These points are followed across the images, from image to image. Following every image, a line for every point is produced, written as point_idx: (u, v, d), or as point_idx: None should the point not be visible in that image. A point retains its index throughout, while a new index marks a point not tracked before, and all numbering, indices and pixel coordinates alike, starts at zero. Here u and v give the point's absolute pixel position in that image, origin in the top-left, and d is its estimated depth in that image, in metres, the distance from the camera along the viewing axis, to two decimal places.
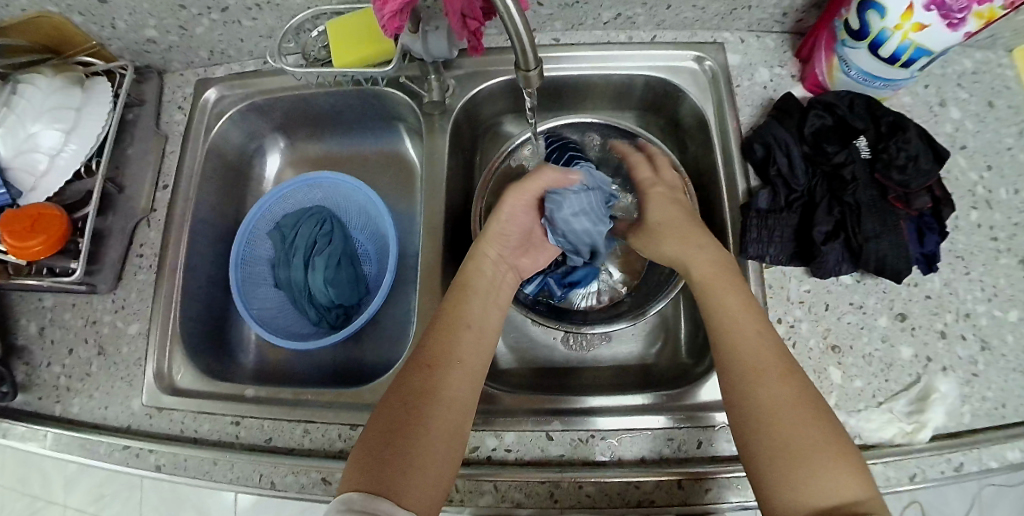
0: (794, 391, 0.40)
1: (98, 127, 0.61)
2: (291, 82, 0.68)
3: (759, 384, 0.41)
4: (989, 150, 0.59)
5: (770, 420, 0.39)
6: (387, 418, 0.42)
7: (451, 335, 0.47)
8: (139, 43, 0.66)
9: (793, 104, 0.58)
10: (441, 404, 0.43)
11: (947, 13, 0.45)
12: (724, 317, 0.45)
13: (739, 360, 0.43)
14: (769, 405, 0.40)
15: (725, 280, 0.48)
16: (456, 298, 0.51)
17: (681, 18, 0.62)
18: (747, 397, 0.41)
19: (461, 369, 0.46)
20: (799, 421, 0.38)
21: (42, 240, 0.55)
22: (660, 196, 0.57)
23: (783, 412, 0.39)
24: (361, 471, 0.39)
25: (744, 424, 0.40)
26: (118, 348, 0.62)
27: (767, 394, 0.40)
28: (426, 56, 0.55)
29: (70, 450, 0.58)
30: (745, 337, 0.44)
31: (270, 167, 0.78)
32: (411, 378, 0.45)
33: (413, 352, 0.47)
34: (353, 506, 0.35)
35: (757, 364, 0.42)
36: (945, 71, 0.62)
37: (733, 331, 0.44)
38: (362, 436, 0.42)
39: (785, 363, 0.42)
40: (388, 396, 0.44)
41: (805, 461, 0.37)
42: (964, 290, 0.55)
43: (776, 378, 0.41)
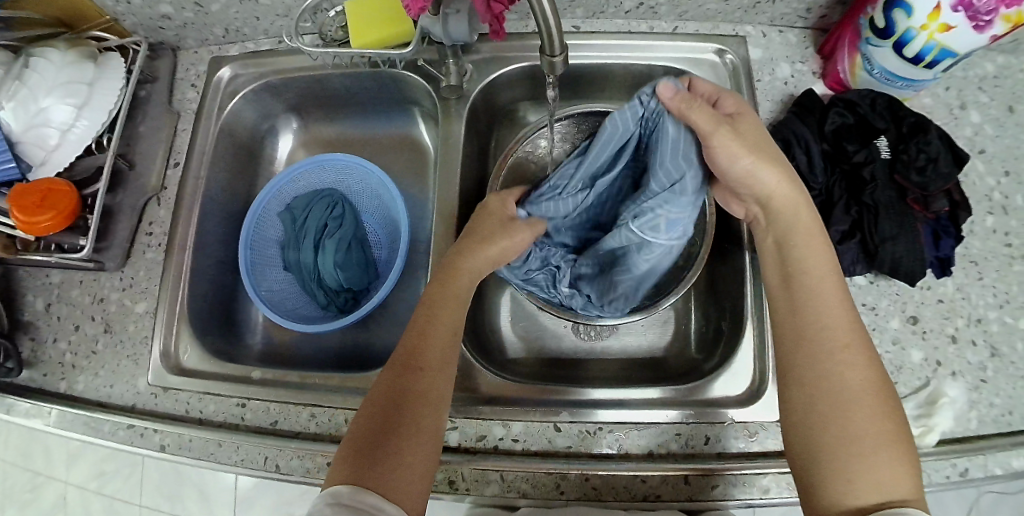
0: (874, 378, 0.39)
1: (110, 103, 0.60)
2: (307, 63, 0.68)
3: (843, 365, 0.39)
4: (1008, 156, 0.59)
5: (846, 402, 0.38)
6: (373, 415, 0.43)
7: (428, 330, 0.47)
8: (153, 18, 0.65)
9: (815, 100, 0.57)
10: (423, 399, 0.43)
11: (974, 15, 0.44)
12: (816, 287, 0.43)
13: (823, 335, 0.41)
14: (848, 389, 0.39)
15: (817, 245, 0.45)
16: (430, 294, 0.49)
17: (704, 9, 0.61)
18: (825, 374, 0.40)
19: (441, 362, 0.46)
20: (875, 411, 0.38)
21: (52, 216, 0.55)
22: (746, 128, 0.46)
23: (861, 397, 0.38)
24: (344, 468, 0.40)
25: (815, 399, 0.39)
26: (125, 326, 0.62)
27: (851, 377, 0.39)
28: (445, 39, 0.55)
29: (74, 427, 0.58)
30: (833, 312, 0.42)
31: (282, 148, 0.77)
32: (394, 375, 0.44)
33: (396, 350, 0.46)
34: (341, 501, 0.37)
35: (847, 342, 0.40)
36: (967, 73, 0.61)
37: (819, 303, 0.42)
38: (348, 431, 0.43)
39: (868, 348, 0.41)
40: (373, 392, 0.44)
41: (869, 450, 0.37)
42: (976, 296, 0.55)
43: (862, 360, 0.40)
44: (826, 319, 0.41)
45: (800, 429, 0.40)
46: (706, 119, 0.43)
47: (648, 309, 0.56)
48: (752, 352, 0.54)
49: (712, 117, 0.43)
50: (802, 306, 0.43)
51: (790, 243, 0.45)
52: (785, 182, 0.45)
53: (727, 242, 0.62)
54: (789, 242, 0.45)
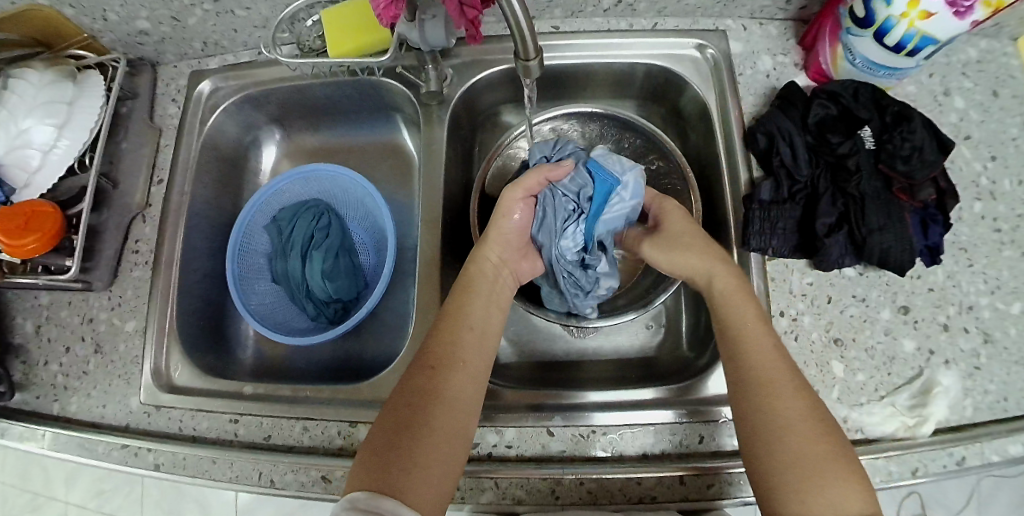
0: (811, 407, 0.40)
1: (91, 121, 0.60)
2: (287, 73, 0.67)
3: (777, 400, 0.41)
4: (994, 141, 0.58)
5: (785, 433, 0.39)
6: (394, 418, 0.43)
7: (453, 336, 0.47)
8: (131, 35, 0.65)
9: (796, 93, 0.57)
10: (448, 409, 0.43)
11: (954, 0, 0.44)
12: (744, 333, 0.44)
13: (751, 374, 0.42)
14: (784, 423, 0.39)
15: (739, 290, 0.47)
16: (460, 300, 0.50)
17: (683, 5, 0.60)
18: (761, 410, 0.41)
19: (461, 370, 0.46)
20: (815, 439, 0.39)
21: (37, 237, 0.55)
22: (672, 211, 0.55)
23: (796, 430, 0.39)
24: (362, 475, 0.40)
25: (755, 437, 0.40)
26: (116, 345, 0.61)
27: (787, 408, 0.40)
28: (423, 45, 0.54)
29: (68, 449, 0.57)
30: (759, 345, 0.43)
31: (266, 159, 0.77)
32: (418, 379, 0.45)
33: (419, 353, 0.47)
34: (357, 505, 0.36)
35: (774, 377, 0.42)
36: (950, 59, 0.61)
37: (750, 346, 0.44)
38: (368, 436, 0.43)
39: (799, 380, 0.42)
40: (394, 398, 0.44)
41: (816, 476, 0.37)
42: (967, 282, 0.54)
43: (792, 393, 0.41)
44: (756, 358, 0.43)
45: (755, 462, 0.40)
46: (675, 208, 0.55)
47: (643, 309, 0.56)
48: None
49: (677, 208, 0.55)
50: (736, 351, 0.44)
51: (715, 294, 0.47)
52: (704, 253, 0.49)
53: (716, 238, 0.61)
54: (713, 301, 0.48)
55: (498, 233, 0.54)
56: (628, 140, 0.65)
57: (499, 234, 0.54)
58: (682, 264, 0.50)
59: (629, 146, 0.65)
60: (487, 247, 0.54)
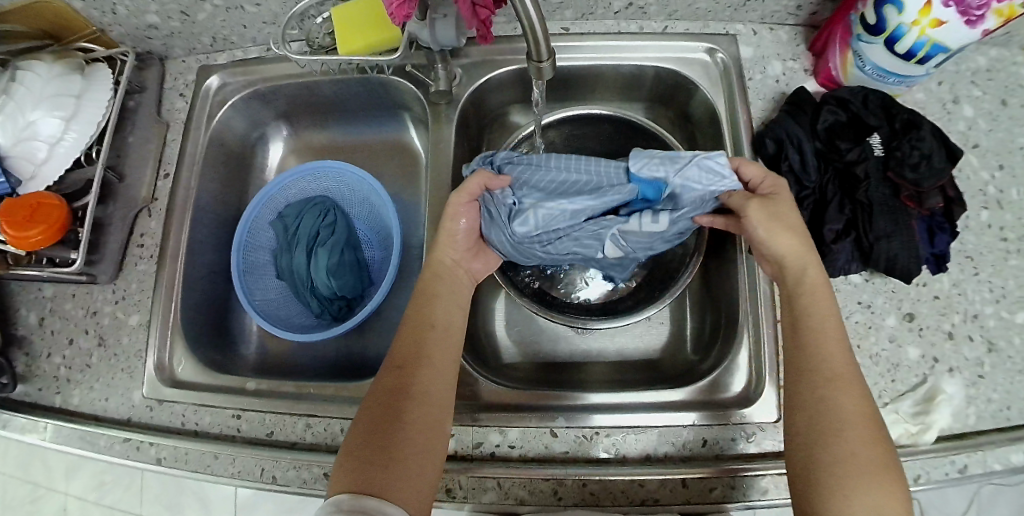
0: (871, 409, 0.40)
1: (99, 114, 0.60)
2: (295, 70, 0.67)
3: (842, 392, 0.41)
4: (1001, 150, 0.58)
5: (843, 425, 0.39)
6: (370, 420, 0.43)
7: (418, 335, 0.48)
8: (140, 28, 0.65)
9: (806, 98, 0.57)
10: (420, 405, 0.44)
11: (965, 9, 0.44)
12: (824, 325, 0.44)
13: (823, 364, 0.42)
14: (846, 415, 0.40)
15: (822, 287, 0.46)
16: (422, 300, 0.50)
17: (693, 8, 0.60)
18: (824, 398, 0.41)
19: (430, 366, 0.46)
20: (873, 438, 0.39)
21: (42, 229, 0.55)
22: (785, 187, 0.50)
23: (857, 426, 0.39)
24: (345, 475, 0.40)
25: (814, 424, 0.40)
26: (119, 339, 0.61)
27: (846, 403, 0.40)
28: (434, 43, 0.54)
29: (70, 441, 0.57)
30: (831, 340, 0.43)
31: (272, 155, 0.77)
32: (393, 378, 0.45)
33: (390, 353, 0.48)
34: (341, 507, 0.36)
35: (842, 373, 0.42)
36: (959, 68, 0.61)
37: (822, 338, 0.43)
38: (346, 437, 0.43)
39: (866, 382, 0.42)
40: (369, 398, 0.45)
41: (866, 470, 0.37)
42: (973, 291, 0.54)
43: (858, 390, 0.41)
44: (829, 349, 0.43)
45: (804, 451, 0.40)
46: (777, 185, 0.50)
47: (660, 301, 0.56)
48: (749, 354, 0.54)
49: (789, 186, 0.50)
50: (806, 339, 0.44)
51: (800, 284, 0.46)
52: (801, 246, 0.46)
53: (722, 242, 0.61)
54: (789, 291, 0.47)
55: (445, 235, 0.53)
56: (636, 143, 0.65)
57: (448, 238, 0.53)
58: (772, 247, 0.47)
59: (637, 148, 0.65)
60: (441, 250, 0.53)
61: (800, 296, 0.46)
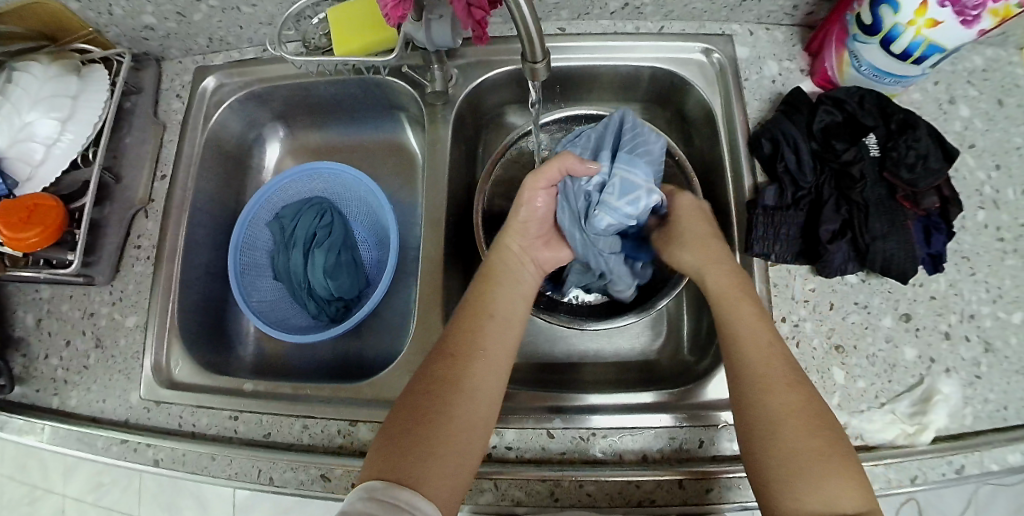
0: (803, 400, 0.41)
1: (95, 116, 0.60)
2: (292, 71, 0.67)
3: (770, 394, 0.42)
4: (998, 149, 0.58)
5: (778, 427, 0.40)
6: (413, 405, 0.43)
7: (473, 325, 0.48)
8: (136, 29, 0.65)
9: (802, 98, 0.57)
10: (466, 397, 0.44)
11: (961, 9, 0.44)
12: (741, 327, 0.46)
13: (748, 369, 0.44)
14: (776, 414, 0.41)
15: (738, 292, 0.48)
16: (482, 291, 0.52)
17: (689, 9, 0.60)
18: (754, 403, 0.42)
19: (482, 358, 0.46)
20: (807, 431, 0.40)
21: (38, 231, 0.55)
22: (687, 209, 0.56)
23: (788, 422, 0.40)
24: (381, 462, 0.40)
25: (750, 428, 0.41)
26: (116, 340, 0.61)
27: (777, 402, 0.41)
28: (429, 44, 0.55)
29: (67, 443, 0.57)
30: (755, 341, 0.45)
31: (269, 156, 0.77)
32: (441, 368, 0.45)
33: (442, 342, 0.48)
34: (374, 494, 0.36)
35: (767, 373, 0.43)
36: (956, 68, 0.61)
37: (742, 340, 0.45)
38: (387, 420, 0.43)
39: (796, 375, 0.43)
40: (415, 386, 0.45)
41: (810, 470, 0.38)
42: (969, 291, 0.54)
43: (784, 387, 0.42)
44: (750, 351, 0.44)
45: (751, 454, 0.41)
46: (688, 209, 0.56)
47: (643, 311, 0.56)
48: None
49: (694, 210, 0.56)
50: (731, 343, 0.46)
51: (712, 292, 0.49)
52: (704, 252, 0.52)
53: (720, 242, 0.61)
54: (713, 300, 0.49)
55: (518, 221, 0.55)
56: None
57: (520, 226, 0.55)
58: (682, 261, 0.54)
59: None
60: (511, 235, 0.55)
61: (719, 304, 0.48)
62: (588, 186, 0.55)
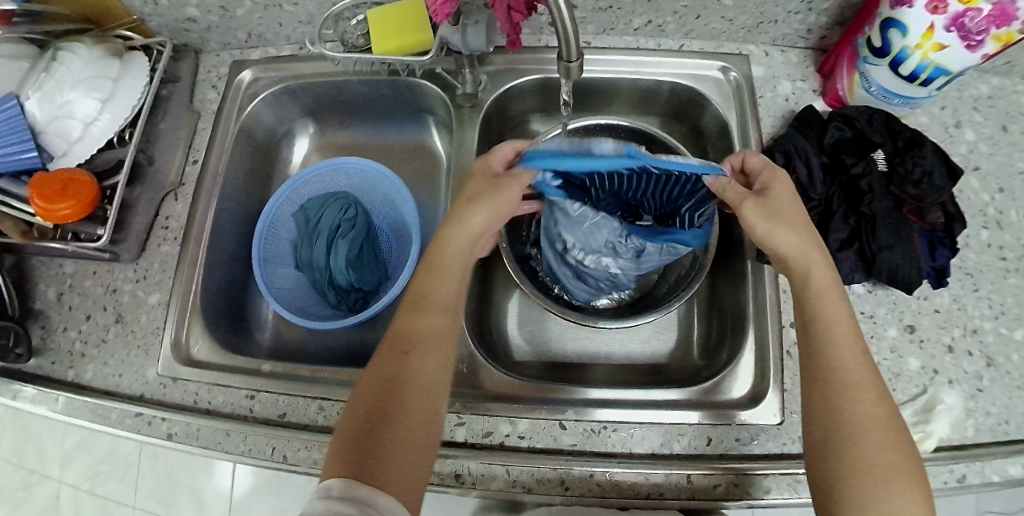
0: (887, 413, 0.40)
1: (134, 99, 0.62)
2: (327, 69, 0.70)
3: (857, 401, 0.41)
4: (1002, 173, 0.61)
5: (860, 437, 0.39)
6: (368, 405, 0.43)
7: (420, 324, 0.48)
8: (179, 20, 0.68)
9: (814, 116, 0.60)
10: (415, 396, 0.44)
11: (966, 35, 0.47)
12: (832, 329, 0.44)
13: (836, 375, 0.42)
14: (863, 424, 0.40)
15: (836, 296, 0.46)
16: (426, 284, 0.50)
17: (709, 28, 0.64)
18: (840, 409, 0.41)
19: (435, 350, 0.47)
20: (890, 447, 0.39)
21: (71, 204, 0.56)
22: (783, 188, 0.49)
23: (874, 433, 0.39)
24: (339, 457, 0.39)
25: (830, 434, 0.40)
26: (137, 317, 0.62)
27: (861, 413, 0.40)
28: (464, 49, 0.59)
29: (80, 415, 0.58)
30: (850, 351, 0.43)
31: (297, 150, 0.79)
32: (387, 366, 0.45)
33: (387, 342, 0.47)
34: (332, 493, 0.35)
35: (852, 382, 0.42)
36: (961, 94, 0.64)
37: (830, 345, 0.44)
38: (338, 424, 0.43)
39: (880, 387, 0.42)
40: (362, 386, 0.45)
41: (892, 479, 0.37)
42: (972, 306, 0.56)
43: (873, 398, 0.41)
44: (837, 356, 0.43)
45: (827, 459, 0.40)
46: (783, 193, 0.49)
47: (662, 309, 0.57)
48: (754, 358, 0.56)
49: (790, 190, 0.49)
50: (818, 342, 0.44)
51: (806, 281, 0.46)
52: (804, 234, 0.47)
53: (728, 252, 0.64)
54: (800, 290, 0.47)
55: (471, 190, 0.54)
56: (650, 152, 0.67)
57: (475, 178, 0.54)
58: (778, 241, 0.47)
59: None
60: (457, 219, 0.52)
61: (810, 299, 0.46)
62: (592, 217, 0.54)
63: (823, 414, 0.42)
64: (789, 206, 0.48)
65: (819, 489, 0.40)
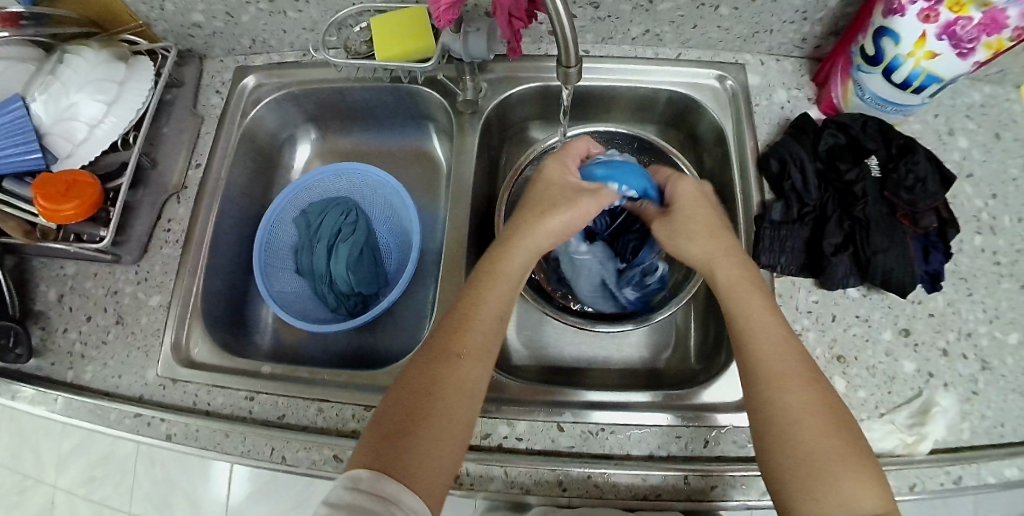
0: (820, 396, 0.42)
1: (138, 102, 0.63)
2: (330, 75, 0.71)
3: (783, 391, 0.42)
4: (994, 180, 0.63)
5: (794, 428, 0.40)
6: (397, 401, 0.43)
7: (465, 324, 0.47)
8: (185, 26, 0.69)
9: (809, 123, 0.61)
10: (450, 395, 0.43)
11: (957, 43, 0.48)
12: (755, 323, 0.46)
13: (764, 366, 0.43)
14: (794, 412, 0.41)
15: (755, 290, 0.48)
16: (478, 287, 0.50)
17: (706, 37, 0.65)
18: (770, 400, 0.42)
19: (477, 352, 0.46)
20: (827, 433, 0.40)
21: (75, 205, 0.57)
22: (686, 192, 0.55)
23: (806, 420, 0.40)
24: (367, 450, 0.40)
25: (766, 427, 0.41)
26: (138, 318, 0.63)
27: (791, 401, 0.41)
28: (466, 56, 0.60)
29: (78, 415, 0.58)
30: (774, 341, 0.44)
31: (300, 155, 0.80)
32: (427, 365, 0.45)
33: (430, 341, 0.47)
34: (359, 485, 0.37)
35: (780, 372, 0.43)
36: (954, 103, 0.66)
37: (757, 336, 0.45)
38: (371, 419, 0.43)
39: (810, 374, 0.43)
40: (398, 383, 0.45)
41: (828, 467, 0.38)
42: (966, 310, 0.57)
43: (797, 384, 0.42)
44: (764, 346, 0.44)
45: (767, 452, 0.41)
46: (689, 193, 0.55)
47: (643, 319, 0.59)
48: None
49: (695, 192, 0.54)
50: (742, 337, 0.46)
51: (719, 283, 0.49)
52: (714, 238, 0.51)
53: None
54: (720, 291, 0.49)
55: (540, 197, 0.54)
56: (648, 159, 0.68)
57: (548, 185, 0.55)
58: (687, 252, 0.52)
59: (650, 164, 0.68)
60: (531, 226, 0.53)
61: (732, 298, 0.48)
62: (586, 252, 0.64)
63: (758, 406, 0.43)
64: (690, 217, 0.53)
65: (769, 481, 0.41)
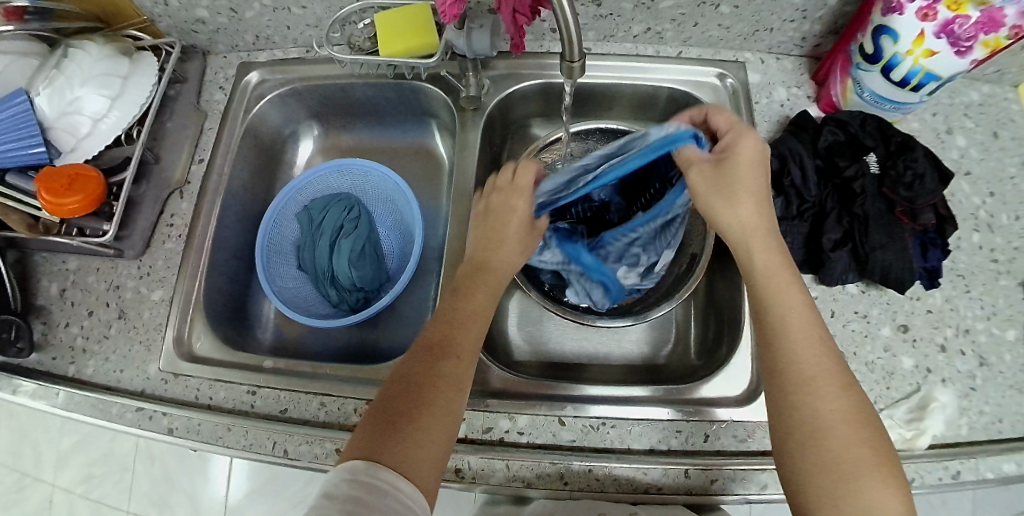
0: (851, 403, 0.42)
1: (143, 97, 0.63)
2: (332, 71, 0.71)
3: (818, 395, 0.42)
4: (992, 178, 0.63)
5: (824, 432, 0.40)
6: (393, 396, 0.43)
7: (455, 323, 0.48)
8: (189, 22, 0.69)
9: (809, 120, 0.62)
10: (442, 390, 0.44)
11: (955, 41, 0.49)
12: (790, 320, 0.45)
13: (798, 369, 0.43)
14: (824, 418, 0.41)
15: (790, 281, 0.46)
16: (459, 294, 0.50)
17: (706, 36, 0.66)
18: (801, 403, 0.42)
19: (469, 350, 0.47)
20: (855, 439, 0.40)
21: (78, 198, 0.57)
22: (747, 152, 0.48)
23: (836, 426, 0.40)
24: (362, 442, 0.41)
25: (794, 430, 0.42)
26: (140, 313, 0.63)
27: (824, 406, 0.41)
28: (469, 52, 0.60)
29: (80, 409, 0.58)
30: (807, 339, 0.44)
31: (302, 152, 0.80)
32: (420, 361, 0.45)
33: (421, 338, 0.48)
34: (356, 477, 0.37)
35: (813, 374, 0.42)
36: (953, 102, 0.66)
37: (789, 335, 0.44)
38: (366, 411, 0.44)
39: (842, 376, 0.43)
40: (392, 378, 0.45)
41: (858, 475, 0.39)
42: (964, 307, 0.58)
43: (835, 389, 0.42)
44: (797, 345, 0.44)
45: (789, 452, 0.42)
46: (749, 153, 0.48)
47: (639, 315, 0.59)
48: (749, 356, 0.57)
49: (757, 151, 0.48)
50: (774, 333, 0.45)
51: (755, 268, 0.47)
52: (757, 216, 0.48)
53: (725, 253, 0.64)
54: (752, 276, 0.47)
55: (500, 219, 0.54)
56: None
57: (501, 209, 0.54)
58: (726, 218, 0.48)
59: None
60: (494, 246, 0.53)
61: (766, 289, 0.46)
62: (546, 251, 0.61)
63: (787, 406, 0.42)
64: (743, 177, 0.48)
65: (786, 481, 0.42)
